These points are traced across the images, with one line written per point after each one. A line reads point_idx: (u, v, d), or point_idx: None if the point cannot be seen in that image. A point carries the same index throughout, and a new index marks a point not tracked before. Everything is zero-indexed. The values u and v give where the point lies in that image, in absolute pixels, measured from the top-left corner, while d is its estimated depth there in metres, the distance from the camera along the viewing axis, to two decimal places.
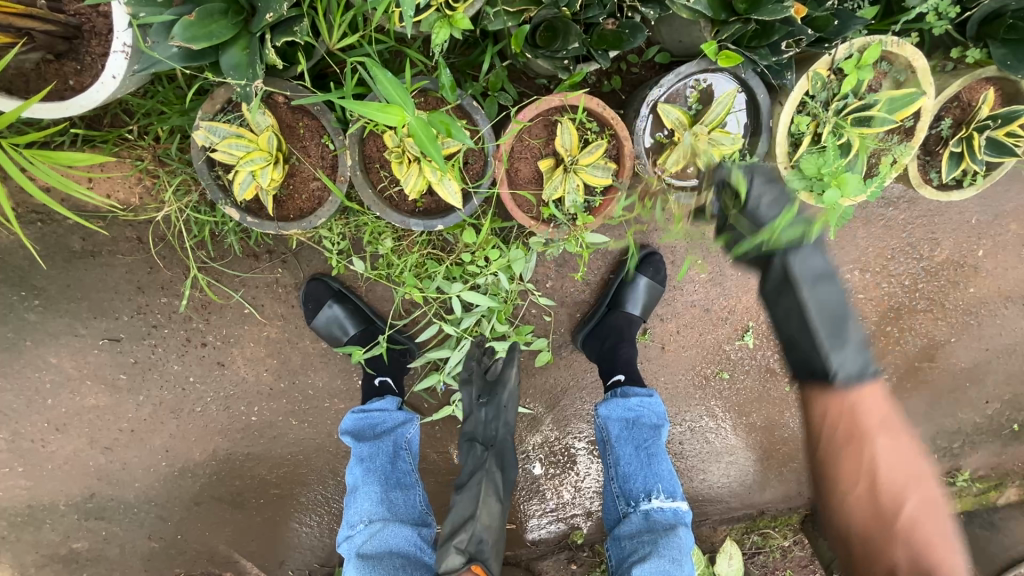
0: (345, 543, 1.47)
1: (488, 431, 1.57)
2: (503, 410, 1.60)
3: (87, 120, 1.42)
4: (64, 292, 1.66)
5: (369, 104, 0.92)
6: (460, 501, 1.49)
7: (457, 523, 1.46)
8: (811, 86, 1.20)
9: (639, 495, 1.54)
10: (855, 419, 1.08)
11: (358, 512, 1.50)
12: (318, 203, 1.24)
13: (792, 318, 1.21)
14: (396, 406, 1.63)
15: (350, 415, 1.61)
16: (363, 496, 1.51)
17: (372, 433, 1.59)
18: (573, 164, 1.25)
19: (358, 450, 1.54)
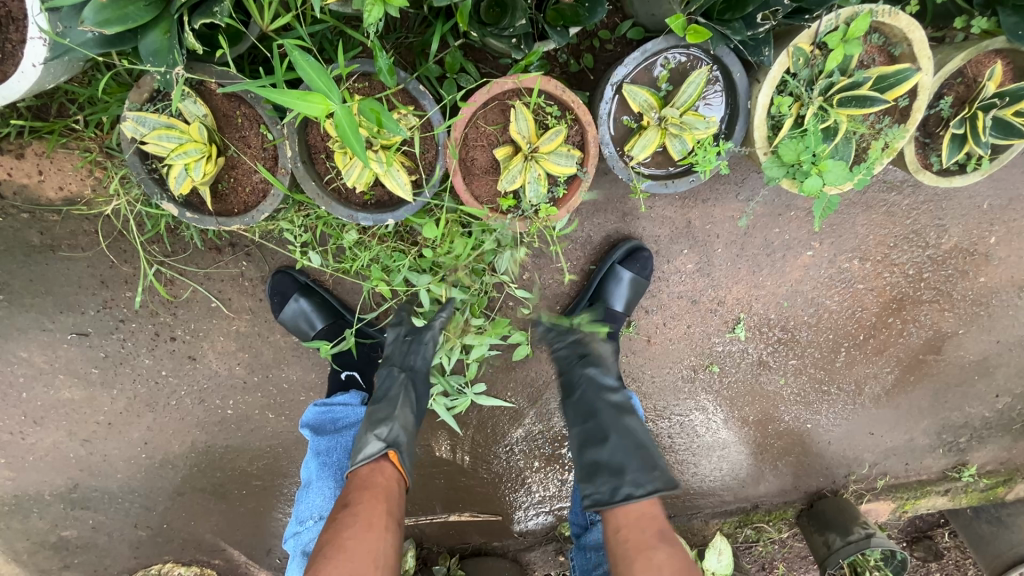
0: (293, 539, 1.39)
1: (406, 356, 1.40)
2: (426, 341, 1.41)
3: (33, 110, 1.37)
4: (28, 287, 1.63)
5: (289, 92, 0.83)
6: (379, 404, 1.34)
7: (375, 418, 1.31)
8: (792, 63, 1.07)
9: None
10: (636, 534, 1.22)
11: (309, 507, 1.42)
12: (262, 196, 1.17)
13: (591, 429, 1.38)
14: (360, 401, 1.61)
15: (313, 408, 1.57)
16: (315, 490, 1.42)
17: (333, 426, 1.55)
18: (533, 153, 1.16)
19: (315, 443, 1.49)
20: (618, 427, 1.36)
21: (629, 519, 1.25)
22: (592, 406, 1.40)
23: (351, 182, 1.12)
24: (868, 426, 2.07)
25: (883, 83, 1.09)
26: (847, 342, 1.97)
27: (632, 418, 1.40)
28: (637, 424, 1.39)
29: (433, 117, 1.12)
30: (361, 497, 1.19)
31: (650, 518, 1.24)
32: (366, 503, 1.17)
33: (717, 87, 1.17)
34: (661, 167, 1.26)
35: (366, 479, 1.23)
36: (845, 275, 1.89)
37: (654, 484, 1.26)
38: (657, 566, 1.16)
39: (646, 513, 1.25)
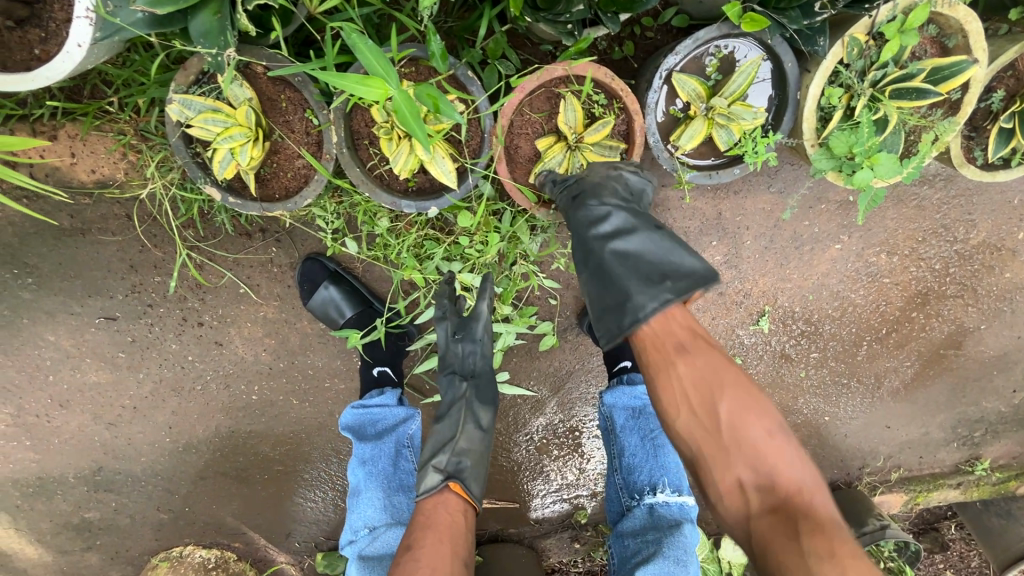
0: (348, 548, 1.45)
1: (465, 365, 1.42)
2: (480, 343, 1.41)
3: (66, 91, 1.36)
4: (57, 270, 1.63)
5: (347, 76, 0.82)
6: (440, 430, 1.38)
7: (436, 447, 1.35)
8: (846, 53, 1.07)
9: (644, 488, 1.47)
10: (653, 346, 0.98)
11: (362, 517, 1.48)
12: (304, 182, 1.17)
13: (594, 270, 1.06)
14: (396, 402, 1.61)
15: (350, 411, 1.58)
16: (366, 501, 1.48)
17: (374, 430, 1.57)
18: (578, 142, 1.16)
19: (360, 451, 1.52)
20: (622, 255, 1.04)
21: (646, 338, 0.99)
22: (591, 252, 1.08)
23: (396, 169, 1.12)
24: (886, 419, 2.07)
25: (937, 74, 1.08)
26: (869, 336, 1.97)
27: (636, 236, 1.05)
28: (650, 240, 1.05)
29: (481, 105, 1.12)
30: (424, 537, 1.17)
31: (668, 331, 0.99)
32: (429, 543, 1.16)
33: (767, 77, 1.15)
34: (705, 158, 1.25)
35: (431, 516, 1.23)
36: (871, 269, 1.88)
37: (667, 297, 0.97)
38: (680, 383, 0.95)
39: (667, 327, 0.99)
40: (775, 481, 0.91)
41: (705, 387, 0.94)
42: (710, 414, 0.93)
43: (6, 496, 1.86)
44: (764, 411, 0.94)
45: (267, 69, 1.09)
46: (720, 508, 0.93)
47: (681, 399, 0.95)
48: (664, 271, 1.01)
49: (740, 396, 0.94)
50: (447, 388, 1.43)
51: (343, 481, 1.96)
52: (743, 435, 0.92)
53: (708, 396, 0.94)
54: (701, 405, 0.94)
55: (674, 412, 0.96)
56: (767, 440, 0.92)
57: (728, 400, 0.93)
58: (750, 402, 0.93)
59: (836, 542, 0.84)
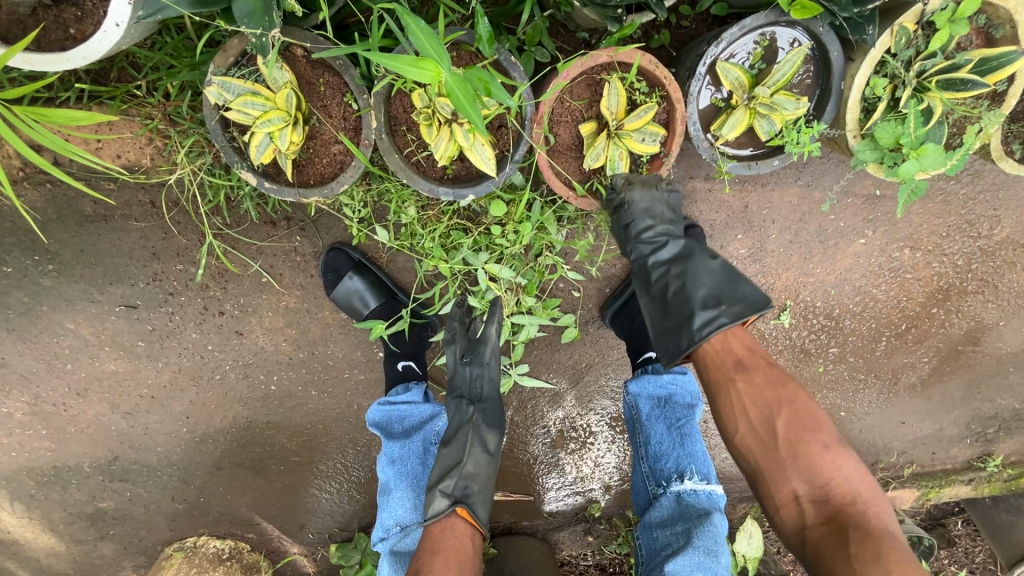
0: (380, 544, 1.45)
1: (472, 388, 1.47)
2: (487, 367, 1.48)
3: (92, 74, 1.35)
4: (78, 257, 1.61)
5: (400, 57, 0.80)
6: (446, 453, 1.38)
7: (442, 473, 1.35)
8: (894, 43, 1.06)
9: (671, 476, 1.48)
10: (711, 363, 1.09)
11: (393, 515, 1.47)
12: (340, 168, 1.16)
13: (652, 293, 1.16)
14: (422, 399, 1.60)
15: (377, 407, 1.57)
16: (397, 500, 1.48)
17: (401, 427, 1.56)
18: (618, 129, 1.15)
19: (389, 450, 1.51)
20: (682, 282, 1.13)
21: (709, 356, 1.09)
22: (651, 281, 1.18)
23: (436, 156, 1.11)
24: (901, 415, 2.05)
25: (984, 65, 1.07)
26: (889, 331, 1.95)
27: (692, 264, 1.15)
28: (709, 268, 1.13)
29: (524, 92, 1.11)
30: (433, 561, 1.16)
31: (726, 350, 1.08)
32: (438, 566, 1.15)
33: (810, 66, 1.15)
34: (745, 148, 1.24)
35: (439, 541, 1.22)
36: (894, 264, 1.87)
37: (724, 319, 1.06)
38: (740, 402, 1.04)
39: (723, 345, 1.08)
40: (829, 493, 0.96)
41: (758, 400, 1.03)
42: (764, 425, 1.01)
43: (21, 485, 1.85)
44: (821, 428, 1.00)
45: (308, 52, 1.08)
46: (777, 518, 1.00)
47: (738, 413, 1.04)
48: (719, 294, 1.10)
49: (796, 413, 1.01)
50: (454, 412, 1.46)
51: (359, 473, 1.95)
52: (798, 449, 0.99)
53: (765, 413, 1.02)
54: (759, 421, 1.02)
55: (732, 427, 1.05)
56: (822, 453, 0.98)
57: (785, 417, 1.00)
58: (805, 418, 1.00)
59: (889, 550, 0.87)
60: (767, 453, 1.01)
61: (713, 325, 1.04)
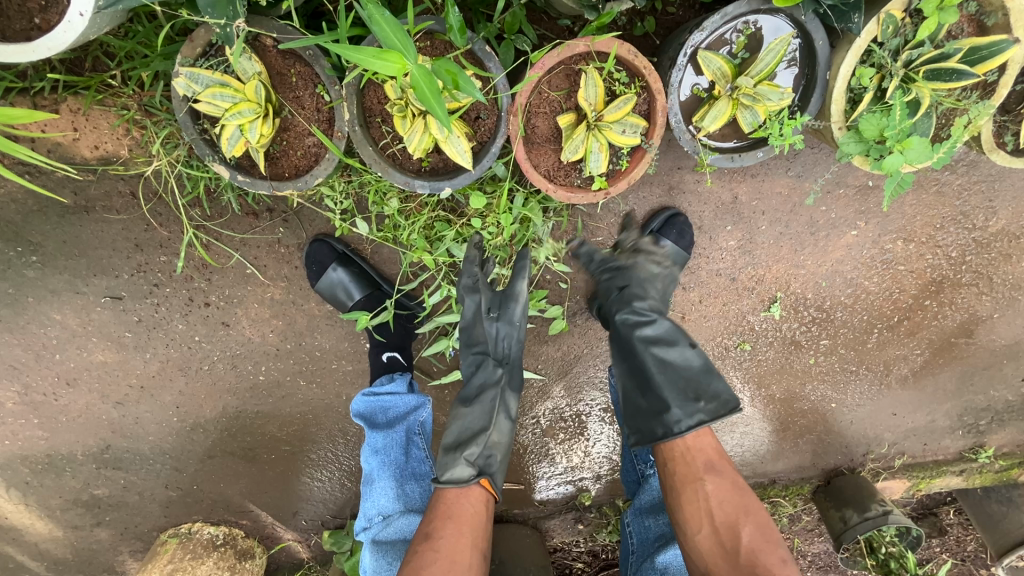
0: (363, 533, 1.46)
1: (499, 348, 1.36)
2: (515, 327, 1.37)
3: (66, 63, 1.36)
4: (61, 249, 1.61)
5: (363, 50, 0.78)
6: (469, 416, 1.31)
7: (466, 436, 1.28)
8: (880, 31, 1.03)
9: (658, 452, 1.46)
10: (688, 465, 1.22)
11: (375, 506, 1.47)
12: (314, 160, 1.16)
13: (637, 370, 1.30)
14: (406, 389, 1.60)
15: (361, 397, 1.56)
16: (380, 490, 1.48)
17: (385, 418, 1.57)
18: (597, 122, 1.13)
19: (372, 440, 1.51)
20: (662, 364, 1.27)
21: (679, 458, 1.22)
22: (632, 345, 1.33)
23: (410, 148, 1.10)
24: (892, 406, 2.04)
25: (974, 55, 1.05)
26: (881, 323, 1.93)
27: (673, 349, 1.28)
28: (692, 357, 1.28)
29: (499, 83, 1.09)
30: (445, 527, 1.18)
31: (699, 449, 1.23)
32: (450, 534, 1.16)
33: (796, 54, 1.14)
34: (728, 140, 1.23)
35: (454, 507, 1.21)
36: (886, 256, 1.85)
37: (700, 419, 1.20)
38: (706, 501, 1.18)
39: (698, 446, 1.23)
40: None
41: (726, 505, 1.16)
42: (727, 527, 1.14)
43: (16, 473, 1.87)
44: (776, 543, 1.13)
45: (277, 42, 1.07)
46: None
47: (705, 516, 1.17)
48: (699, 389, 1.23)
49: (757, 524, 1.15)
50: (476, 369, 1.37)
51: (350, 462, 1.97)
52: (756, 554, 1.10)
53: (730, 517, 1.15)
54: (723, 525, 1.14)
55: (695, 528, 1.17)
56: (778, 565, 1.09)
57: (748, 524, 1.14)
58: (766, 529, 1.13)
59: None
60: (730, 560, 1.11)
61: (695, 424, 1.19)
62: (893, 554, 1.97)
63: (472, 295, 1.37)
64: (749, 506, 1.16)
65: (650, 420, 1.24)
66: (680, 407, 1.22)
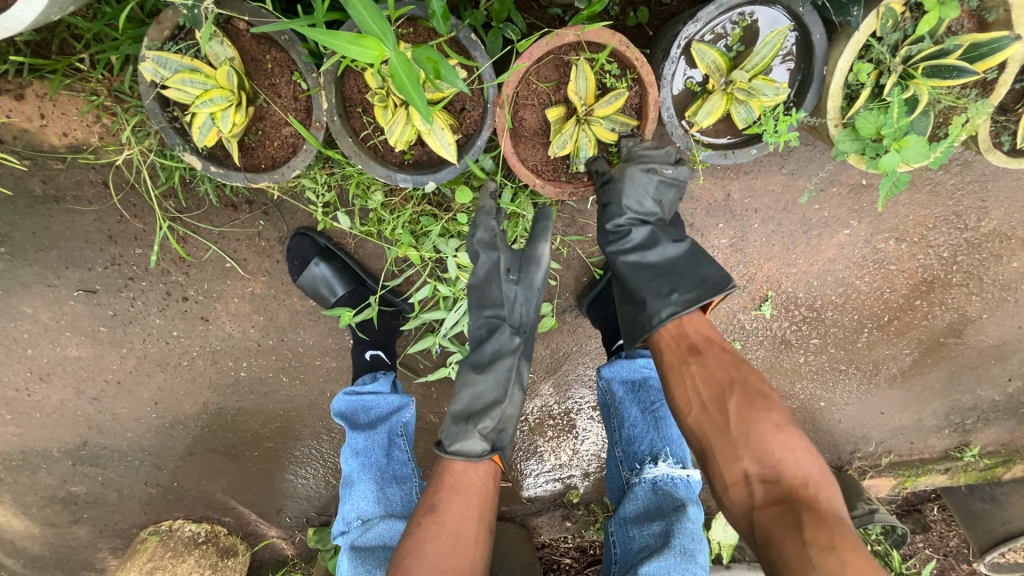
0: (341, 539, 1.42)
1: (517, 314, 1.28)
2: (535, 292, 1.29)
3: (32, 45, 1.30)
4: (31, 240, 1.55)
5: (339, 35, 0.74)
6: (482, 383, 1.22)
7: (476, 406, 1.20)
8: (880, 26, 1.01)
9: (644, 459, 1.42)
10: (668, 349, 1.06)
11: (354, 509, 1.45)
12: (292, 151, 1.11)
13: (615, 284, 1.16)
14: (389, 389, 1.56)
15: (342, 396, 1.54)
16: (359, 492, 1.46)
17: (366, 417, 1.53)
18: (587, 115, 1.10)
19: (353, 441, 1.49)
20: (638, 267, 1.12)
21: (663, 345, 1.07)
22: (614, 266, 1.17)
23: (392, 140, 1.05)
24: (879, 406, 2.03)
25: (974, 52, 1.03)
26: (871, 323, 1.92)
27: (651, 251, 1.13)
28: (674, 252, 1.13)
29: (485, 73, 1.05)
30: (451, 501, 1.10)
31: (684, 334, 1.06)
32: (456, 507, 1.09)
33: (791, 50, 1.10)
34: (722, 136, 1.19)
35: (461, 479, 1.13)
36: (878, 255, 1.83)
37: (677, 309, 1.06)
38: (693, 378, 1.01)
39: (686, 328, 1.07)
40: (783, 475, 0.90)
41: (713, 382, 0.99)
42: (716, 403, 0.98)
43: None
44: (777, 409, 0.96)
45: (251, 26, 1.02)
46: (726, 499, 0.94)
47: (691, 393, 1.00)
48: (676, 284, 1.08)
49: (749, 393, 0.97)
50: (489, 333, 1.27)
51: (334, 459, 1.93)
52: (752, 429, 0.94)
53: (720, 392, 0.98)
54: (711, 401, 0.99)
55: (686, 408, 1.01)
56: (775, 432, 0.93)
57: (739, 395, 0.97)
58: (760, 398, 0.96)
59: (842, 537, 0.82)
60: (720, 443, 0.95)
61: (672, 316, 1.05)
62: (880, 553, 1.98)
63: (488, 252, 1.27)
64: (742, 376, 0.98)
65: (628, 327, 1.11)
66: (653, 302, 1.08)
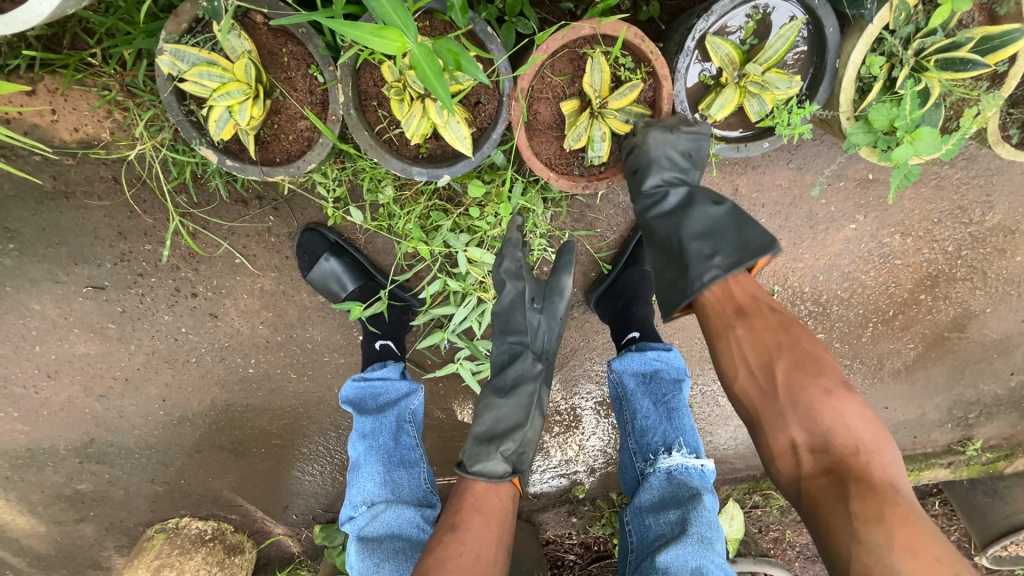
0: (348, 524, 1.42)
1: (540, 342, 1.35)
2: (556, 322, 1.37)
3: (44, 40, 1.30)
4: (40, 236, 1.54)
5: (362, 26, 0.74)
6: (504, 407, 1.26)
7: (497, 429, 1.24)
8: (893, 19, 1.02)
9: (658, 450, 1.43)
10: (711, 312, 1.02)
11: (361, 492, 1.44)
12: (307, 145, 1.11)
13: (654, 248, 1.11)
14: (398, 376, 1.57)
15: (351, 384, 1.54)
16: (365, 475, 1.45)
17: (374, 404, 1.54)
18: (601, 108, 1.10)
19: (360, 425, 1.49)
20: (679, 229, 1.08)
21: (707, 306, 1.02)
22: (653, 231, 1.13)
23: (408, 133, 1.05)
24: (884, 400, 2.04)
25: (986, 44, 1.04)
26: (876, 318, 1.93)
27: (692, 213, 1.08)
28: (714, 214, 1.07)
29: (501, 66, 1.05)
30: (472, 520, 1.11)
31: (727, 295, 1.02)
32: (478, 527, 1.10)
33: (804, 42, 1.11)
34: (734, 129, 1.20)
35: (481, 500, 1.15)
36: (883, 250, 1.84)
37: (720, 271, 1.01)
38: (739, 343, 0.98)
39: (728, 289, 1.02)
40: (831, 442, 0.89)
41: (761, 348, 0.96)
42: (764, 368, 0.95)
43: None
44: (826, 371, 0.93)
45: (268, 19, 1.02)
46: (771, 465, 0.95)
47: (737, 359, 0.97)
48: (717, 245, 1.03)
49: (797, 358, 0.94)
50: (512, 358, 1.33)
51: (341, 456, 1.93)
52: (800, 395, 0.91)
53: (768, 358, 0.95)
54: (759, 365, 0.96)
55: (730, 373, 0.99)
56: (829, 399, 0.90)
57: (788, 361, 0.93)
58: (809, 364, 0.92)
59: (890, 506, 0.83)
60: (768, 411, 0.94)
61: (715, 276, 1.00)
62: None
63: (513, 282, 1.33)
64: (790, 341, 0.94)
65: (665, 289, 1.06)
66: (694, 265, 1.03)
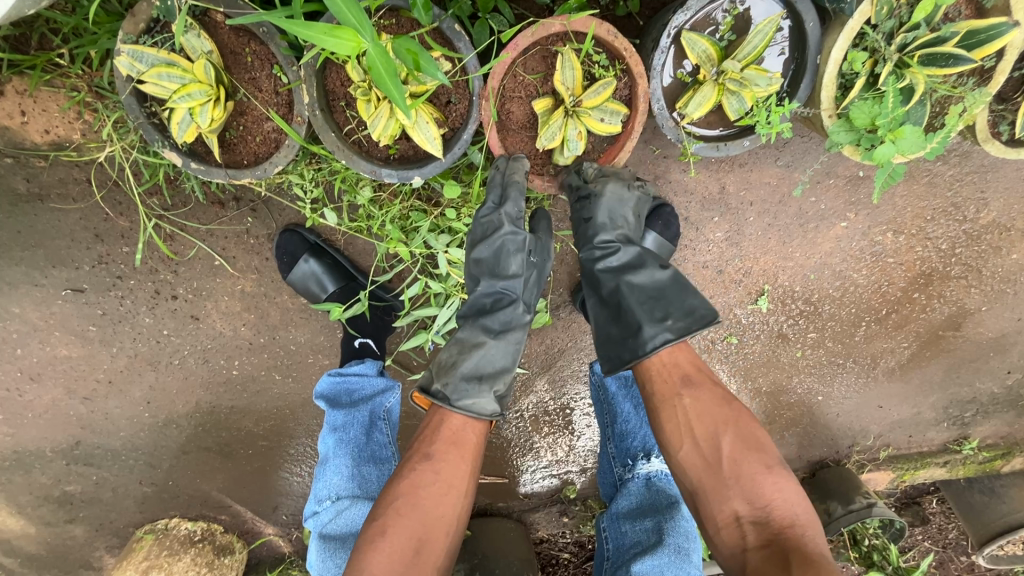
0: (311, 520, 1.39)
1: (530, 291, 1.27)
2: (543, 275, 1.31)
3: (11, 41, 1.28)
4: (17, 239, 1.53)
5: (314, 26, 0.72)
6: (494, 348, 1.17)
7: (486, 369, 1.16)
8: (875, 13, 0.99)
9: (638, 455, 1.42)
10: (659, 378, 1.10)
11: (327, 486, 1.42)
12: (274, 147, 1.09)
13: (604, 302, 1.16)
14: (376, 372, 1.55)
15: (326, 377, 1.52)
16: (332, 469, 1.42)
17: (349, 399, 1.52)
18: (575, 107, 1.07)
19: (332, 418, 1.47)
20: (631, 287, 1.13)
21: (653, 369, 1.10)
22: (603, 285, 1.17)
23: (375, 134, 1.03)
24: (878, 399, 2.01)
25: (972, 39, 1.00)
26: (869, 316, 1.90)
27: (638, 275, 1.15)
28: (660, 277, 1.14)
29: (469, 64, 1.02)
30: (447, 453, 1.08)
31: (674, 364, 1.10)
32: (452, 461, 1.08)
33: (784, 37, 1.09)
34: (713, 127, 1.18)
35: (459, 434, 1.10)
36: (876, 248, 1.81)
37: (670, 336, 1.07)
38: (686, 414, 1.06)
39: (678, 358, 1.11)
40: (771, 515, 0.95)
41: (705, 418, 1.04)
42: (709, 438, 1.03)
43: None
44: (764, 449, 1.02)
45: (228, 18, 1.00)
46: (716, 538, 0.98)
47: (683, 428, 1.05)
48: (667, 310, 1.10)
49: (741, 433, 1.03)
50: (503, 300, 1.22)
51: None
52: (742, 469, 1.00)
53: (711, 431, 1.04)
54: (703, 437, 1.03)
55: (677, 444, 1.05)
56: (765, 475, 0.99)
57: (730, 434, 1.02)
58: (753, 441, 1.02)
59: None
60: (712, 481, 1.00)
61: (664, 342, 1.06)
62: (876, 546, 1.93)
63: (513, 226, 1.20)
64: (733, 414, 1.03)
65: (617, 346, 1.11)
66: (648, 325, 1.08)
